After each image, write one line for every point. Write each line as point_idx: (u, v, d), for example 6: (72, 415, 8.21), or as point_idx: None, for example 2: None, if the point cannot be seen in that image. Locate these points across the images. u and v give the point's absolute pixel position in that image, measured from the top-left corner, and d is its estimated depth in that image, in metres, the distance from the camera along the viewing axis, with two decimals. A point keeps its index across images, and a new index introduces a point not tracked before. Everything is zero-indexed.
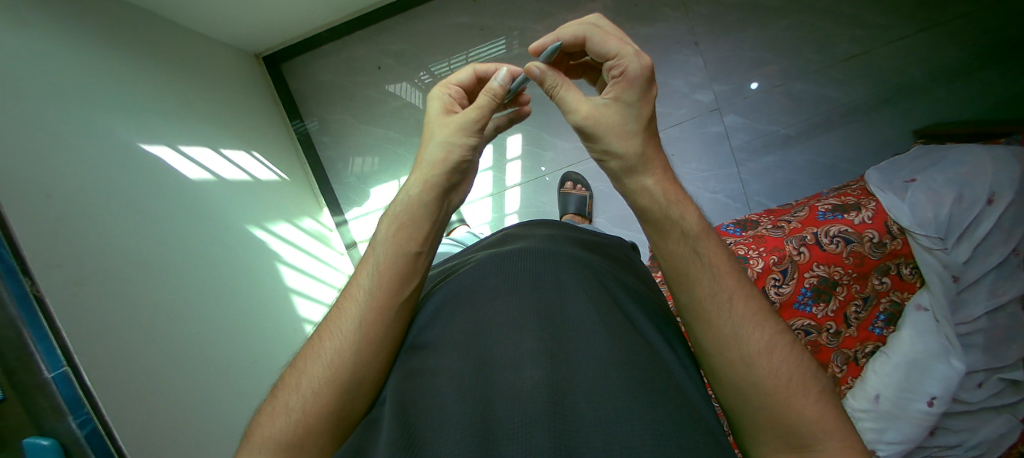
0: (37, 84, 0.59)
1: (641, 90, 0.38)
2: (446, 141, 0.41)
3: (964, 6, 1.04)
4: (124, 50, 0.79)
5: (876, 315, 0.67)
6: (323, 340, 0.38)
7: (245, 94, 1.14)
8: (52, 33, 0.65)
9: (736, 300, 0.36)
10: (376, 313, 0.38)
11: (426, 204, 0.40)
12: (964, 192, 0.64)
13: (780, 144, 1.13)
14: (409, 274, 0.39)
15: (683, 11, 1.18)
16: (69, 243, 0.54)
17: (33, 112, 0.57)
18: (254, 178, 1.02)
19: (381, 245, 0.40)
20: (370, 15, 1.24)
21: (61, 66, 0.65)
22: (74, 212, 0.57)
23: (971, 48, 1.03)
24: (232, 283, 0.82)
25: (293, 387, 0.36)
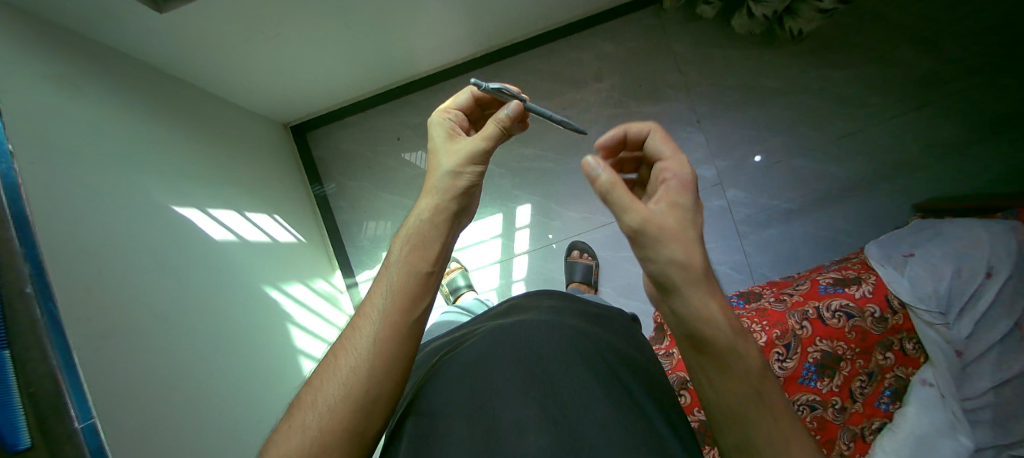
0: (85, 150, 0.65)
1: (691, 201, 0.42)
2: (450, 169, 0.49)
3: (953, 88, 1.13)
4: (166, 121, 0.87)
5: (881, 391, 0.66)
6: (339, 358, 0.42)
7: (271, 161, 1.23)
8: (101, 107, 0.72)
9: (752, 358, 0.40)
10: (389, 331, 0.42)
11: (437, 228, 0.47)
12: (963, 266, 0.65)
13: (783, 216, 1.17)
14: (417, 292, 0.44)
15: (684, 91, 1.26)
16: (96, 297, 0.57)
17: (77, 174, 0.62)
18: (274, 240, 1.07)
19: (394, 266, 0.46)
20: (394, 92, 1.38)
21: (110, 135, 0.71)
22: (107, 268, 0.60)
23: (968, 126, 1.11)
24: (245, 343, 0.83)
25: (312, 402, 0.41)
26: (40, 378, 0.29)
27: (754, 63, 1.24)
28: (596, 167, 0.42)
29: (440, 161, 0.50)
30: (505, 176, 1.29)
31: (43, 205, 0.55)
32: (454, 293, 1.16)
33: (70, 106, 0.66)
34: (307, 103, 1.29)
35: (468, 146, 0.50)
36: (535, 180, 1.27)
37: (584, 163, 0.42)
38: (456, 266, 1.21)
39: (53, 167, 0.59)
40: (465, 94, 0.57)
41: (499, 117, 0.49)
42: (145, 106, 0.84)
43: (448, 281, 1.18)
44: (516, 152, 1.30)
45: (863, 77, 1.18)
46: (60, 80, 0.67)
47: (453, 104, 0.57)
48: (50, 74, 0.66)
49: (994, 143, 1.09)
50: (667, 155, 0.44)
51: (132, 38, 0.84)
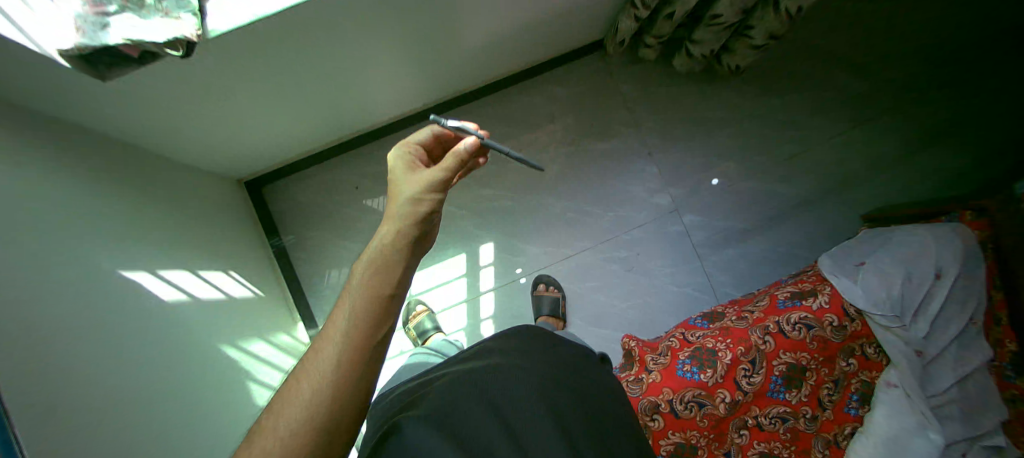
0: (33, 219, 0.59)
1: None
2: (411, 198, 0.52)
3: (883, 105, 1.25)
4: (111, 188, 0.82)
5: (848, 396, 0.68)
6: (296, 386, 0.39)
7: (224, 219, 1.17)
8: (46, 175, 0.67)
9: None
10: (354, 354, 0.40)
11: (400, 249, 0.47)
12: (911, 270, 0.69)
13: (738, 237, 1.22)
14: (382, 314, 0.43)
15: (634, 126, 1.33)
16: (51, 384, 0.51)
17: (28, 246, 0.56)
18: (228, 296, 1.00)
19: (359, 285, 0.44)
20: (350, 142, 1.39)
21: (55, 204, 0.66)
22: (66, 352, 0.55)
23: (897, 139, 1.23)
24: (206, 421, 0.76)
25: (270, 432, 0.37)
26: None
27: (699, 96, 1.32)
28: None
29: (402, 190, 0.53)
30: (466, 217, 1.27)
31: (2, 285, 0.50)
32: (421, 337, 1.11)
33: (18, 176, 0.61)
34: (262, 155, 1.26)
35: (427, 177, 0.54)
36: (495, 221, 1.27)
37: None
38: (422, 310, 1.17)
39: (6, 241, 0.53)
40: (423, 132, 0.63)
41: (455, 152, 0.56)
42: (93, 176, 0.79)
43: (414, 325, 1.14)
44: (474, 194, 1.28)
45: (802, 100, 1.28)
46: (2, 147, 0.61)
47: (412, 140, 0.62)
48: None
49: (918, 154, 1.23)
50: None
51: (85, 102, 0.79)
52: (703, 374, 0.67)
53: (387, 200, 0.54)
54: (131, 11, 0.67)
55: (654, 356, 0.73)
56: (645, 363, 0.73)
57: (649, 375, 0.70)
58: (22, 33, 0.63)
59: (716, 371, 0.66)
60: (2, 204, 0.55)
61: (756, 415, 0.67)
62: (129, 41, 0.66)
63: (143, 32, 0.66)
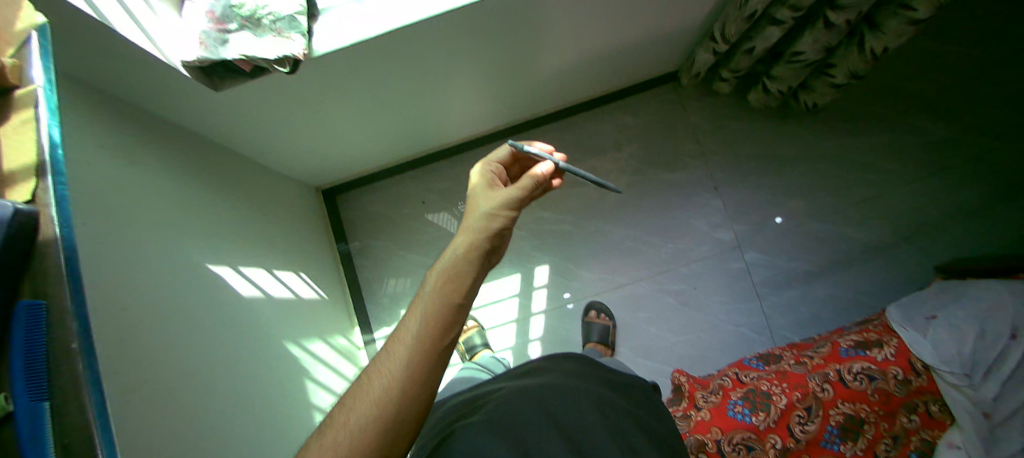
0: (141, 213, 0.71)
1: None
2: (488, 212, 0.58)
3: (969, 152, 1.18)
4: (208, 185, 0.95)
5: (907, 454, 0.65)
6: (373, 379, 0.45)
7: (300, 224, 1.30)
8: (159, 175, 0.80)
9: None
10: (422, 355, 0.46)
11: (469, 261, 0.53)
12: (986, 328, 0.64)
13: (803, 278, 1.17)
14: (449, 323, 0.49)
15: (702, 159, 1.32)
16: (137, 355, 0.60)
17: (132, 234, 0.68)
18: (297, 296, 1.11)
19: (428, 296, 0.50)
20: (423, 158, 1.49)
21: (163, 199, 0.78)
22: (151, 324, 0.65)
23: (987, 188, 1.15)
24: (265, 398, 0.85)
25: (345, 420, 0.43)
26: (74, 428, 0.31)
27: (768, 132, 1.30)
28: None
29: (479, 206, 0.59)
30: (524, 238, 1.32)
31: (103, 265, 0.61)
32: (471, 352, 1.16)
33: (134, 172, 0.74)
34: (342, 166, 1.39)
35: (504, 195, 0.59)
36: (555, 243, 1.30)
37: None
38: (473, 324, 1.22)
39: (111, 231, 0.64)
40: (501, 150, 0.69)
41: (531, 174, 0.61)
42: (194, 174, 0.92)
43: (464, 339, 1.19)
44: (535, 215, 1.33)
45: (879, 143, 1.22)
46: (123, 145, 0.75)
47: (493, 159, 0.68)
48: (117, 145, 0.73)
49: (1013, 206, 1.12)
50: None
51: (189, 113, 0.94)
52: (755, 416, 0.65)
53: (466, 212, 0.60)
54: (249, 29, 0.81)
55: (705, 394, 0.74)
56: (694, 401, 0.74)
57: (697, 413, 0.71)
58: (152, 45, 0.77)
59: (768, 416, 0.65)
60: (115, 200, 0.67)
61: None
62: (245, 56, 0.79)
63: (256, 49, 0.80)
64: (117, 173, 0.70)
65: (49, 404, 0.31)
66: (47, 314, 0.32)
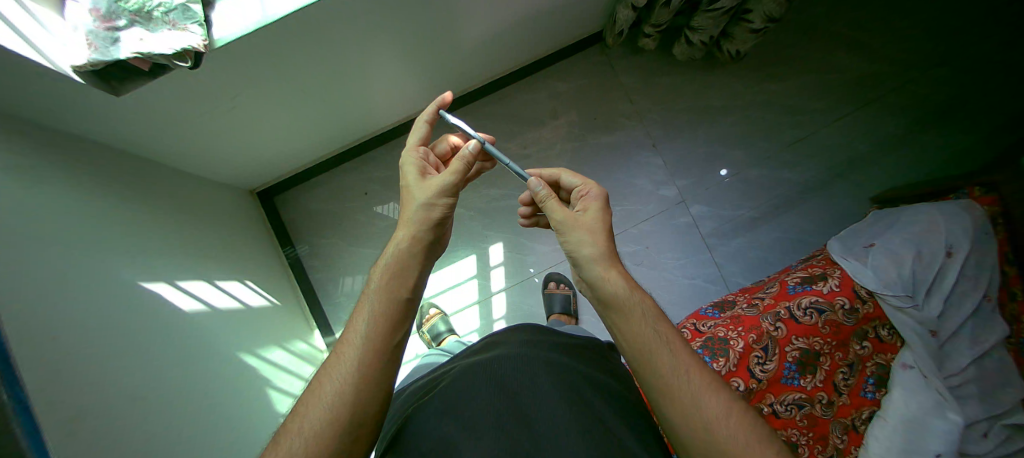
0: (47, 228, 0.61)
1: (596, 206, 0.56)
2: (425, 204, 0.53)
3: (888, 85, 1.24)
4: (128, 199, 0.84)
5: (864, 380, 0.68)
6: (321, 385, 0.41)
7: (236, 227, 1.19)
8: (60, 185, 0.69)
9: (688, 370, 0.43)
10: (374, 353, 0.42)
11: (414, 254, 0.49)
12: (922, 249, 0.69)
13: (748, 226, 1.21)
14: (400, 317, 0.45)
15: (638, 118, 1.32)
16: (72, 386, 0.52)
17: (43, 253, 0.58)
18: (244, 304, 1.02)
19: (375, 291, 0.46)
20: (358, 146, 1.40)
21: (70, 211, 0.67)
22: (91, 362, 0.57)
23: (908, 118, 1.22)
24: (230, 423, 0.78)
25: (296, 432, 0.39)
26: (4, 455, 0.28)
27: (702, 84, 1.32)
28: (534, 185, 0.57)
29: (414, 196, 0.54)
30: (474, 218, 1.28)
31: (17, 291, 0.52)
32: (436, 340, 1.12)
33: (33, 187, 0.63)
34: (270, 165, 1.28)
35: (438, 182, 0.54)
36: (504, 219, 1.28)
37: (527, 183, 0.57)
38: (435, 312, 1.18)
39: (17, 250, 0.55)
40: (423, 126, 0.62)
41: (461, 154, 0.56)
42: (108, 186, 0.81)
43: (428, 328, 1.15)
44: (482, 193, 1.29)
45: (805, 86, 1.27)
46: (19, 166, 0.63)
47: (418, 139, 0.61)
48: (3, 153, 0.62)
49: (926, 133, 1.21)
50: (580, 182, 0.60)
51: (94, 117, 0.81)
52: (715, 363, 0.68)
53: (401, 205, 0.55)
54: (140, 25, 0.68)
55: None
56: None
57: None
58: (32, 48, 0.66)
59: (729, 360, 0.67)
60: (15, 216, 0.57)
61: (773, 403, 0.66)
62: (140, 55, 0.67)
63: (153, 45, 0.68)
64: (9, 185, 0.59)
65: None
66: None
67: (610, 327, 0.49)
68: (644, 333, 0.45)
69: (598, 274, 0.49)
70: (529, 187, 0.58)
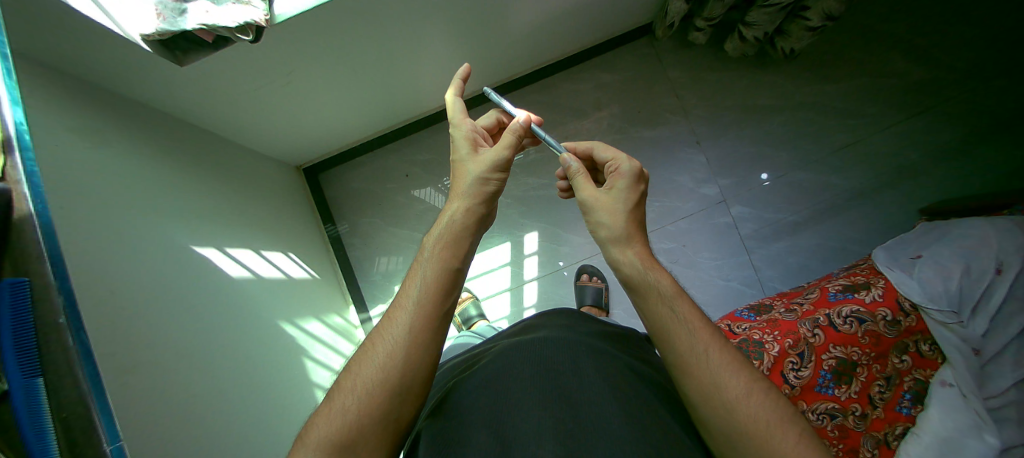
0: (113, 191, 0.68)
1: (628, 181, 0.55)
2: (480, 176, 0.55)
3: (950, 92, 1.16)
4: (185, 167, 0.91)
5: (901, 395, 0.65)
6: (375, 346, 0.45)
7: (282, 204, 1.24)
8: (127, 153, 0.76)
9: (711, 350, 0.43)
10: (424, 320, 0.45)
11: (467, 227, 0.51)
12: (971, 263, 0.66)
13: (789, 230, 1.17)
14: (449, 287, 0.48)
15: (682, 114, 1.30)
16: (125, 335, 0.59)
17: (108, 215, 0.65)
18: (287, 275, 1.08)
19: (428, 261, 0.49)
20: (400, 130, 1.44)
21: (135, 177, 0.75)
22: (143, 307, 0.63)
23: (969, 128, 1.14)
24: (265, 376, 0.85)
25: (349, 388, 0.42)
26: (72, 403, 0.31)
27: (749, 82, 1.28)
28: (564, 163, 0.59)
29: (468, 170, 0.56)
30: (512, 206, 1.31)
31: (82, 248, 0.58)
32: (467, 323, 1.16)
33: (102, 154, 0.70)
34: (318, 143, 1.34)
35: (492, 156, 0.56)
36: (540, 209, 1.30)
37: (559, 159, 0.58)
38: (467, 296, 1.22)
39: (84, 210, 0.61)
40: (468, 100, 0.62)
41: (512, 129, 0.58)
42: (167, 153, 0.88)
43: (459, 312, 1.19)
44: (520, 182, 1.32)
45: (859, 88, 1.21)
46: (89, 128, 0.71)
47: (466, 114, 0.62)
48: (78, 123, 0.69)
49: (993, 144, 1.12)
50: (611, 158, 0.59)
51: (153, 86, 0.88)
52: None
53: (453, 178, 0.57)
54: None
55: None
56: None
57: None
58: (104, 15, 0.69)
59: (763, 363, 0.67)
60: (85, 180, 0.64)
61: (804, 411, 0.65)
62: (205, 26, 0.70)
63: (217, 17, 0.70)
64: (82, 153, 0.66)
65: (43, 381, 0.31)
66: (30, 289, 0.32)
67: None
68: (658, 311, 0.47)
69: (615, 256, 0.51)
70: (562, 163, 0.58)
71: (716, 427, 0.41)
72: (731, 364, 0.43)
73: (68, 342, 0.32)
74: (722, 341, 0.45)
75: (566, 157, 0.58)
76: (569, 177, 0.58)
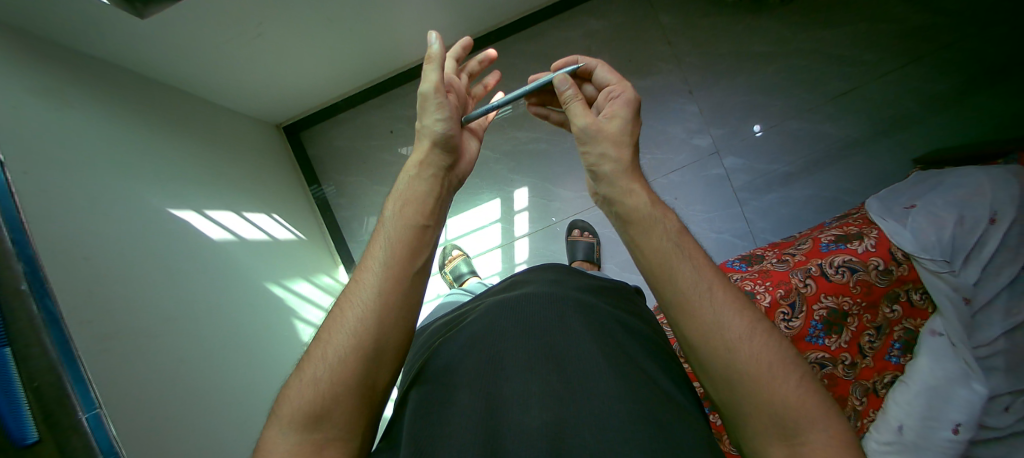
0: (77, 150, 0.64)
1: (626, 107, 0.53)
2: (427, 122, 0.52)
3: (954, 36, 1.10)
4: (153, 123, 0.85)
5: (890, 344, 0.68)
6: (346, 311, 0.43)
7: (258, 161, 1.18)
8: (89, 110, 0.71)
9: (714, 289, 0.44)
10: (393, 281, 0.44)
11: (424, 181, 0.50)
12: (965, 213, 0.65)
13: (782, 181, 1.16)
14: (418, 246, 0.47)
15: (675, 61, 1.24)
16: (100, 300, 0.57)
17: (74, 173, 0.62)
18: (271, 237, 1.06)
19: (392, 219, 0.48)
20: (381, 84, 1.35)
21: (100, 133, 0.70)
22: (120, 272, 0.61)
23: (973, 73, 1.08)
24: (250, 338, 0.85)
25: (318, 357, 0.42)
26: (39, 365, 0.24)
27: (747, 26, 1.21)
28: (563, 84, 0.55)
29: (427, 118, 0.54)
30: (501, 161, 1.29)
31: (48, 210, 0.55)
32: (458, 280, 1.17)
33: (61, 112, 0.65)
34: (296, 99, 1.27)
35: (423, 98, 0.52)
36: (531, 163, 1.27)
37: (554, 82, 0.55)
38: (457, 254, 1.22)
39: (47, 168, 0.58)
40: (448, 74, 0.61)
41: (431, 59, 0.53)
42: (130, 106, 0.81)
43: (451, 269, 1.19)
44: (510, 136, 1.29)
45: (859, 32, 1.16)
46: (48, 85, 0.66)
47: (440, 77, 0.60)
48: (31, 76, 0.64)
49: (998, 90, 1.06)
50: (614, 82, 0.56)
51: (108, 39, 0.80)
52: None
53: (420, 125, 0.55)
54: None
55: None
56: None
57: None
58: None
59: None
60: (46, 138, 0.60)
61: None
62: None
63: None
64: (40, 111, 0.61)
65: (8, 350, 0.23)
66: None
67: (626, 241, 0.49)
68: (664, 246, 0.45)
69: (622, 188, 0.48)
70: (557, 86, 0.55)
71: (713, 364, 0.41)
72: (736, 305, 0.43)
73: (32, 308, 0.25)
74: (726, 283, 0.45)
75: (560, 79, 0.55)
76: (563, 105, 0.55)
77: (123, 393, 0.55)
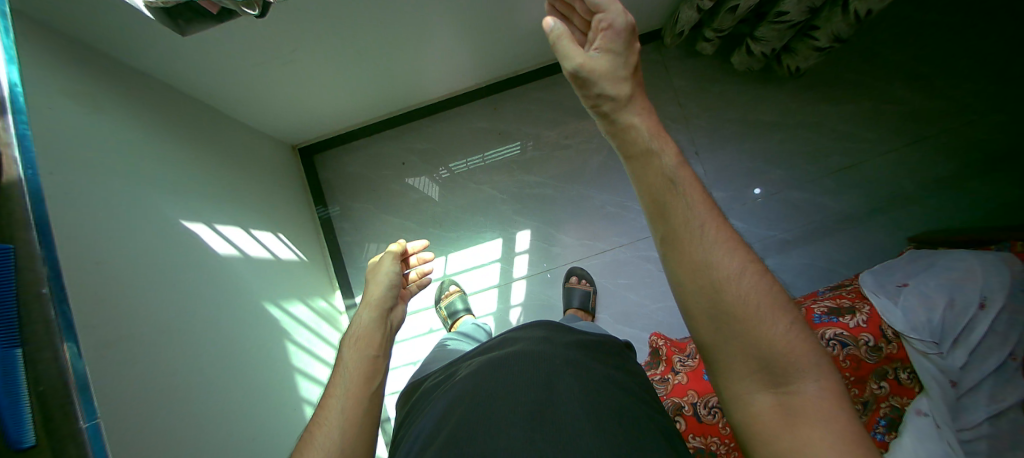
0: (103, 158, 0.67)
1: (620, 34, 0.41)
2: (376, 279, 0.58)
3: (951, 122, 1.16)
4: (176, 134, 0.89)
5: (876, 420, 0.67)
6: (315, 433, 0.46)
7: (273, 183, 1.22)
8: (121, 122, 0.75)
9: (708, 226, 0.41)
10: (354, 402, 0.48)
11: (372, 320, 0.55)
12: (955, 296, 0.66)
13: (779, 248, 1.19)
14: (370, 374, 0.51)
15: (684, 122, 1.30)
16: (106, 307, 0.58)
17: (99, 181, 0.64)
18: (275, 257, 1.07)
19: (348, 353, 0.52)
20: (400, 117, 1.41)
21: (127, 144, 0.73)
22: (129, 280, 0.63)
23: (966, 160, 1.14)
24: (246, 360, 0.84)
25: None
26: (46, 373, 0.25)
27: (754, 96, 1.28)
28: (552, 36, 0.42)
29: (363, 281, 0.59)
30: (506, 202, 1.32)
31: (68, 214, 0.57)
32: (452, 317, 1.17)
33: (95, 120, 0.69)
34: (318, 124, 1.33)
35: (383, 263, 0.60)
36: (537, 207, 1.30)
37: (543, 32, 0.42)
38: (455, 290, 1.23)
39: (75, 175, 0.61)
40: None
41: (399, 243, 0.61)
42: (163, 124, 0.86)
43: (446, 305, 1.20)
44: (517, 178, 1.33)
45: (859, 111, 1.22)
46: (83, 95, 0.69)
47: None
48: (72, 85, 0.68)
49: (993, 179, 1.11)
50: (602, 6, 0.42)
51: (152, 55, 0.86)
52: None
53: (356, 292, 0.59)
54: None
55: (682, 358, 0.78)
56: (671, 364, 0.79)
57: (673, 377, 0.76)
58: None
59: None
60: (76, 146, 0.63)
61: None
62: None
63: None
64: (76, 119, 0.65)
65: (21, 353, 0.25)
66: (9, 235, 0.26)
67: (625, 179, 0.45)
68: (661, 178, 0.42)
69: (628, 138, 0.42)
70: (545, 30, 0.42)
71: (706, 312, 0.40)
72: (728, 244, 0.41)
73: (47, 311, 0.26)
74: (721, 221, 0.42)
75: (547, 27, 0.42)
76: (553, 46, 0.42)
77: (112, 405, 0.55)
